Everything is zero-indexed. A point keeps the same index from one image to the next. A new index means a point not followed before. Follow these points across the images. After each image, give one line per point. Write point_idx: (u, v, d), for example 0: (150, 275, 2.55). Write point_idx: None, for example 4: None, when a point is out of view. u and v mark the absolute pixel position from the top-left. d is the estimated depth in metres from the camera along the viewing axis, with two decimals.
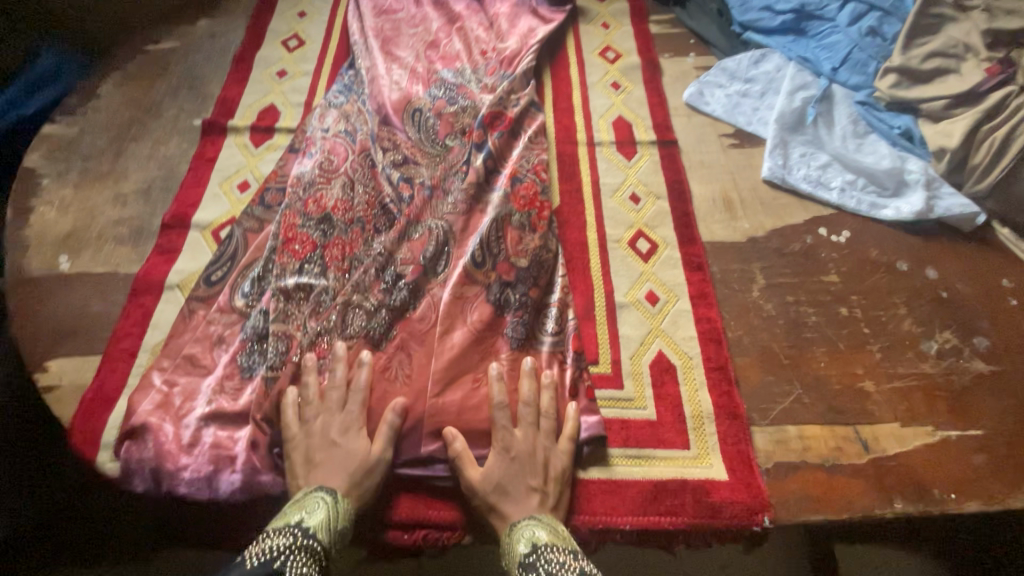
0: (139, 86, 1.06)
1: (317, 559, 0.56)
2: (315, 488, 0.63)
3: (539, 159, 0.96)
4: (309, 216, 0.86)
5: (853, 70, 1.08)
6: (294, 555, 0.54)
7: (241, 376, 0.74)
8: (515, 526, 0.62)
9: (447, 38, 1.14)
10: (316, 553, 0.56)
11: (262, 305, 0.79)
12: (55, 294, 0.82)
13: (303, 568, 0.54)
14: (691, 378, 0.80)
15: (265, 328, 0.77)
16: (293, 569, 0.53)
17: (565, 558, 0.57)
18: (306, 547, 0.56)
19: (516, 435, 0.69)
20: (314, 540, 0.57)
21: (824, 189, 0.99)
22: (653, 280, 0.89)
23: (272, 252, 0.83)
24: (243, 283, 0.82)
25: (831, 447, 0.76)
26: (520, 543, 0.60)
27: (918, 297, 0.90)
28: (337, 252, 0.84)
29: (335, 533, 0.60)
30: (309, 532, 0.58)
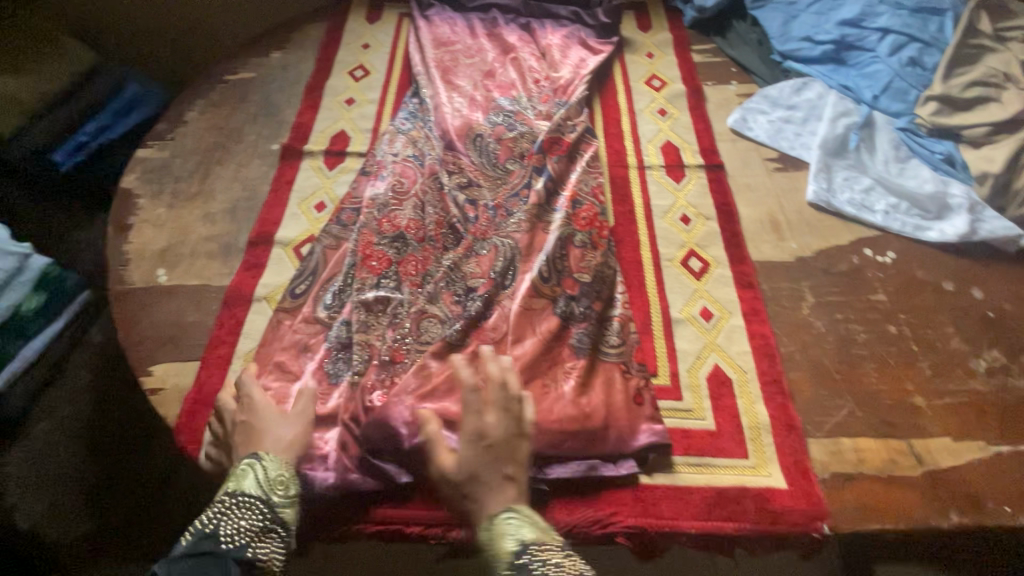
0: (221, 113, 1.15)
1: (252, 508, 0.63)
2: (245, 455, 0.69)
3: (596, 182, 1.02)
4: (385, 235, 0.92)
5: (893, 98, 1.12)
6: (224, 518, 0.61)
7: (330, 383, 0.81)
8: (497, 524, 0.62)
9: (502, 68, 1.22)
10: (248, 504, 0.63)
11: (343, 316, 0.85)
12: (155, 304, 0.89)
13: (238, 522, 0.61)
14: (747, 391, 0.84)
15: (348, 338, 0.83)
16: (225, 528, 0.60)
17: (550, 556, 0.59)
18: (235, 506, 0.62)
19: (488, 421, 0.68)
20: (244, 496, 0.63)
21: (868, 212, 1.03)
22: (706, 296, 0.93)
23: (353, 267, 0.89)
24: (327, 297, 0.88)
25: (885, 459, 0.79)
26: (506, 540, 0.61)
27: (965, 316, 0.93)
28: (411, 268, 0.90)
29: (273, 483, 0.66)
30: (237, 494, 0.64)
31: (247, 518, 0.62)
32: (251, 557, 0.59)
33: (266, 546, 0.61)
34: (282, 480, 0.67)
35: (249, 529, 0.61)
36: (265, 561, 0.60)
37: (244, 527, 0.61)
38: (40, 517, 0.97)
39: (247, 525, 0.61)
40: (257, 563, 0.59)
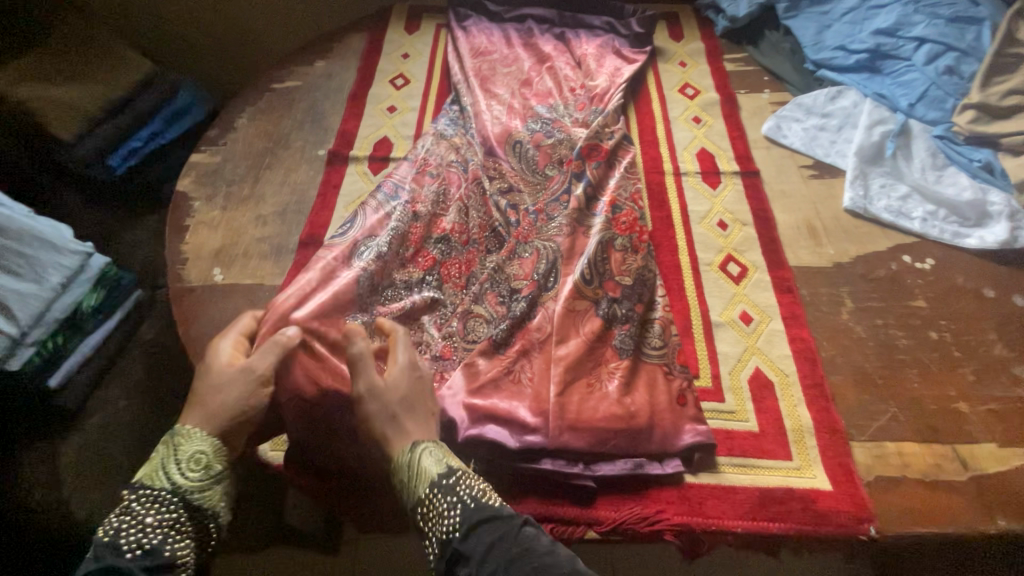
0: (270, 120, 1.20)
1: (161, 500, 0.60)
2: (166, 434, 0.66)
3: (635, 188, 1.04)
4: (433, 236, 0.95)
5: (929, 106, 1.13)
6: (133, 514, 0.59)
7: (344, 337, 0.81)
8: (415, 454, 0.64)
9: (539, 77, 1.25)
10: (156, 497, 0.60)
11: (369, 270, 0.87)
12: (211, 303, 0.93)
13: (146, 519, 0.59)
14: (789, 394, 0.85)
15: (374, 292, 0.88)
16: (132, 527, 0.58)
17: (470, 483, 0.63)
18: (145, 500, 0.60)
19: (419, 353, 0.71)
20: (152, 487, 0.61)
21: (905, 219, 1.04)
22: (746, 301, 0.95)
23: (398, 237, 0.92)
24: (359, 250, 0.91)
25: (930, 464, 0.79)
26: (426, 467, 0.63)
27: (1007, 322, 0.93)
28: (454, 270, 0.93)
29: (187, 464, 0.62)
30: (146, 485, 0.61)
31: (155, 512, 0.59)
32: (164, 552, 0.58)
33: (182, 535, 0.60)
34: (202, 459, 0.63)
35: (158, 524, 0.59)
36: (180, 554, 0.58)
37: (154, 523, 0.59)
38: (96, 508, 1.02)
39: (157, 520, 0.59)
40: (170, 556, 0.58)
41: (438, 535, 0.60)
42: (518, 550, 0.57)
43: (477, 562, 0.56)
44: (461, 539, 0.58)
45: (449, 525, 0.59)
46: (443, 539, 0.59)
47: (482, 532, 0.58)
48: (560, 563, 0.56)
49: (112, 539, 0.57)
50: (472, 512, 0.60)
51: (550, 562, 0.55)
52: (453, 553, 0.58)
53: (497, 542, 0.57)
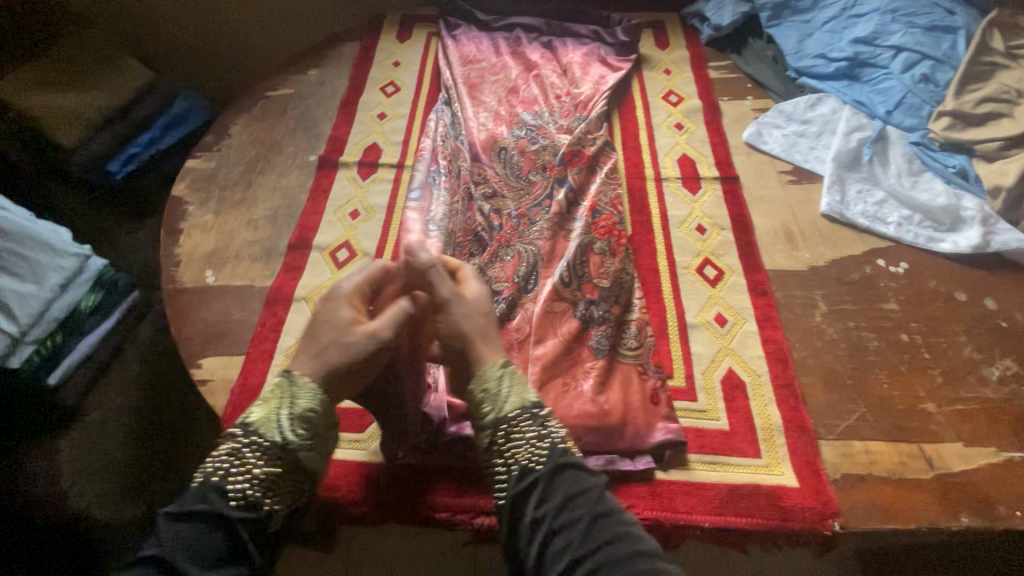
0: (263, 127, 1.23)
1: (265, 452, 0.60)
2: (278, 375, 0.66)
3: (615, 194, 1.07)
4: (448, 238, 0.98)
5: (906, 113, 1.16)
6: (239, 460, 0.60)
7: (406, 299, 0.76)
8: (510, 375, 0.66)
9: (525, 84, 1.28)
10: (263, 449, 0.60)
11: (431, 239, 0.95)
12: (203, 303, 0.96)
13: (252, 468, 0.59)
14: (760, 394, 0.87)
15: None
16: (237, 472, 0.59)
17: (559, 426, 0.64)
18: (251, 448, 0.60)
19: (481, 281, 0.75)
20: (264, 436, 0.61)
21: (880, 223, 1.06)
22: (721, 303, 0.97)
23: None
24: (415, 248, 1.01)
25: (896, 462, 0.81)
26: (516, 390, 0.66)
27: (977, 325, 0.95)
28: None
29: (298, 420, 0.62)
30: (255, 431, 0.61)
31: (263, 463, 0.60)
32: (263, 507, 0.59)
33: (279, 492, 0.60)
34: (310, 418, 0.62)
35: (261, 476, 0.59)
36: (275, 511, 0.60)
37: (256, 474, 0.59)
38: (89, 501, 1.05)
39: (261, 473, 0.59)
40: (266, 513, 0.59)
41: (517, 459, 0.61)
42: (601, 509, 0.57)
43: (557, 500, 0.57)
44: (546, 471, 0.59)
45: (534, 455, 0.61)
46: (524, 466, 0.60)
47: (567, 475, 0.59)
48: (640, 539, 0.56)
49: (220, 483, 0.58)
50: (561, 453, 0.61)
51: (631, 531, 0.56)
52: (531, 481, 0.59)
53: (580, 491, 0.58)
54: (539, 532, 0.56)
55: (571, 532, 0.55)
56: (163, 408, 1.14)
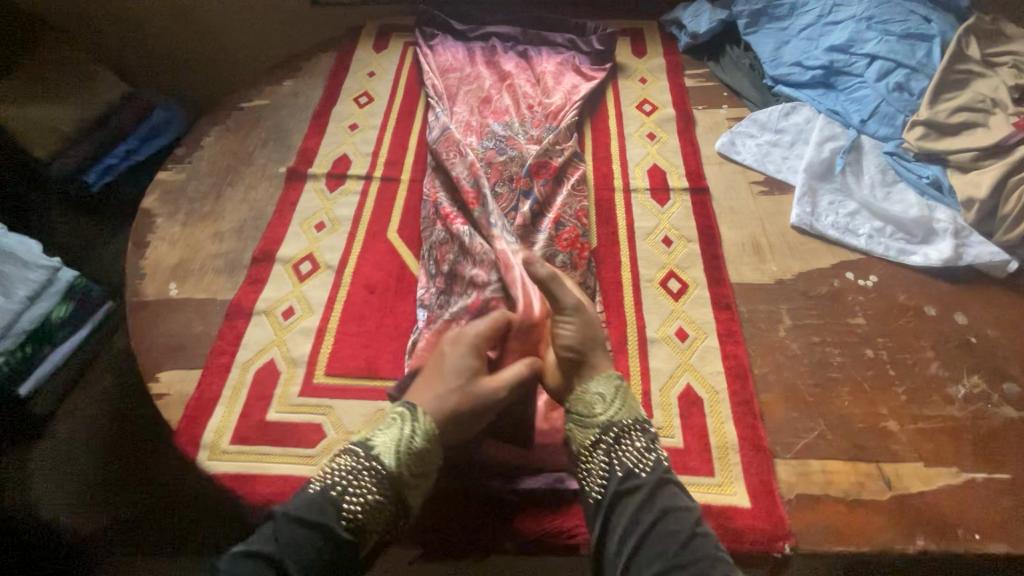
0: (236, 138, 1.24)
1: (378, 477, 0.67)
2: (401, 402, 0.74)
3: (580, 205, 1.06)
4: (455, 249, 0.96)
5: (881, 123, 1.14)
6: (356, 477, 0.67)
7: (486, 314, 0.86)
8: (620, 390, 0.76)
9: (498, 94, 1.28)
10: (377, 473, 0.67)
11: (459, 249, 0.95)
12: (164, 315, 0.96)
13: (363, 488, 0.67)
14: (717, 411, 0.86)
15: (449, 295, 0.93)
16: (352, 489, 0.67)
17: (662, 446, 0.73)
18: (367, 470, 0.68)
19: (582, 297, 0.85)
20: (380, 462, 0.68)
21: (851, 235, 1.05)
22: (683, 317, 0.96)
23: (437, 238, 0.99)
24: (452, 242, 0.96)
25: (853, 482, 0.79)
26: (626, 405, 0.75)
27: (945, 341, 0.93)
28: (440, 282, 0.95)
29: (409, 456, 0.69)
30: (373, 455, 0.69)
31: (374, 487, 0.67)
32: (369, 527, 0.66)
33: (380, 515, 0.67)
34: (422, 453, 0.70)
35: (369, 497, 0.66)
36: (375, 532, 0.66)
37: (366, 495, 0.66)
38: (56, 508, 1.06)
39: (370, 494, 0.66)
40: (367, 532, 0.66)
41: (622, 463, 0.70)
42: (697, 527, 0.65)
43: (654, 508, 0.66)
44: (649, 480, 0.68)
45: (640, 463, 0.70)
46: (629, 469, 0.70)
47: (667, 489, 0.68)
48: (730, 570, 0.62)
49: (337, 495, 0.66)
50: (663, 469, 0.70)
51: (719, 552, 0.64)
52: (634, 484, 0.68)
53: (677, 506, 0.67)
54: (637, 527, 0.65)
55: (665, 535, 0.64)
56: (136, 415, 1.16)
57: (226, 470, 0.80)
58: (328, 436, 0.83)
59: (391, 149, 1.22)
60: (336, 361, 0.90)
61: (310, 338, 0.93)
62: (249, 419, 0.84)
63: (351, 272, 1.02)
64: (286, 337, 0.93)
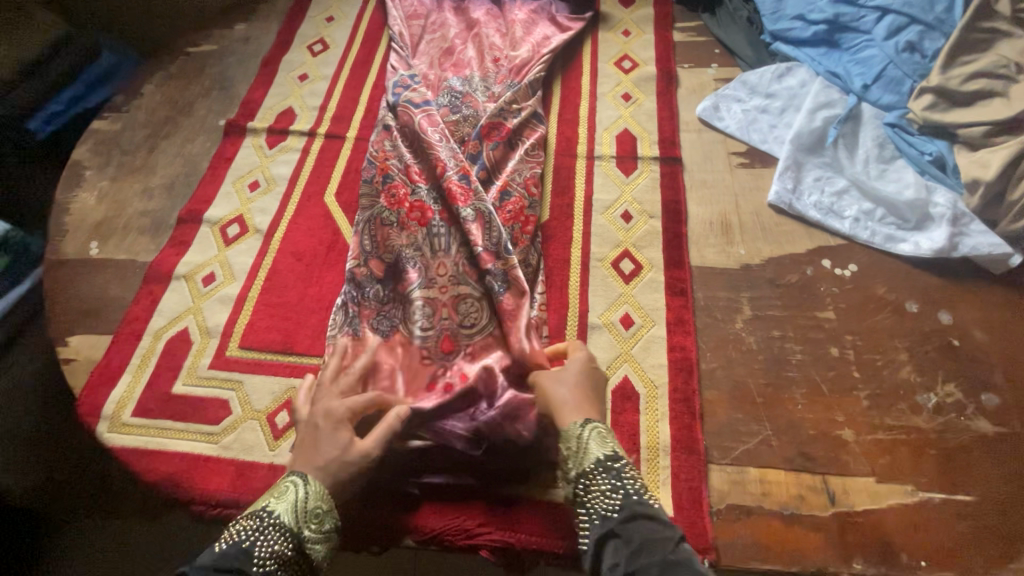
0: (177, 86, 1.15)
1: (285, 536, 0.58)
2: (288, 473, 0.64)
3: (532, 173, 0.96)
4: (405, 234, 0.85)
5: (885, 89, 1.00)
6: (262, 536, 0.57)
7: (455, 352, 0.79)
8: (588, 424, 0.64)
9: (463, 45, 1.13)
10: (284, 531, 0.58)
11: (410, 234, 0.85)
12: (80, 276, 0.90)
13: (273, 546, 0.57)
14: (653, 408, 0.79)
15: (390, 294, 0.84)
16: (260, 548, 0.56)
17: (637, 477, 0.61)
18: (272, 527, 0.58)
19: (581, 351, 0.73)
20: (280, 516, 0.59)
21: (834, 218, 0.93)
22: (631, 302, 0.87)
23: (378, 213, 0.87)
24: (403, 240, 0.85)
25: (793, 495, 0.72)
26: (600, 442, 0.63)
27: (924, 342, 0.83)
28: (378, 267, 0.84)
29: (310, 512, 0.61)
30: (274, 512, 0.59)
31: (280, 542, 0.58)
32: None
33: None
34: (320, 511, 0.61)
35: (278, 555, 0.57)
36: None
37: (274, 552, 0.57)
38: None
39: (276, 551, 0.57)
40: None
41: (596, 509, 0.59)
42: (674, 557, 0.52)
43: (632, 546, 0.54)
44: (620, 519, 0.56)
45: (609, 504, 0.58)
46: (602, 514, 0.58)
47: (642, 522, 0.56)
48: None
49: (240, 551, 0.56)
50: (635, 503, 0.58)
51: None
52: (607, 533, 0.56)
53: (652, 542, 0.54)
54: None
55: None
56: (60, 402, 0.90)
57: (124, 443, 0.77)
58: (233, 414, 0.79)
59: (340, 103, 1.12)
60: (252, 333, 0.85)
61: (228, 307, 0.88)
62: (154, 391, 0.81)
63: (281, 237, 0.95)
64: (204, 305, 0.88)
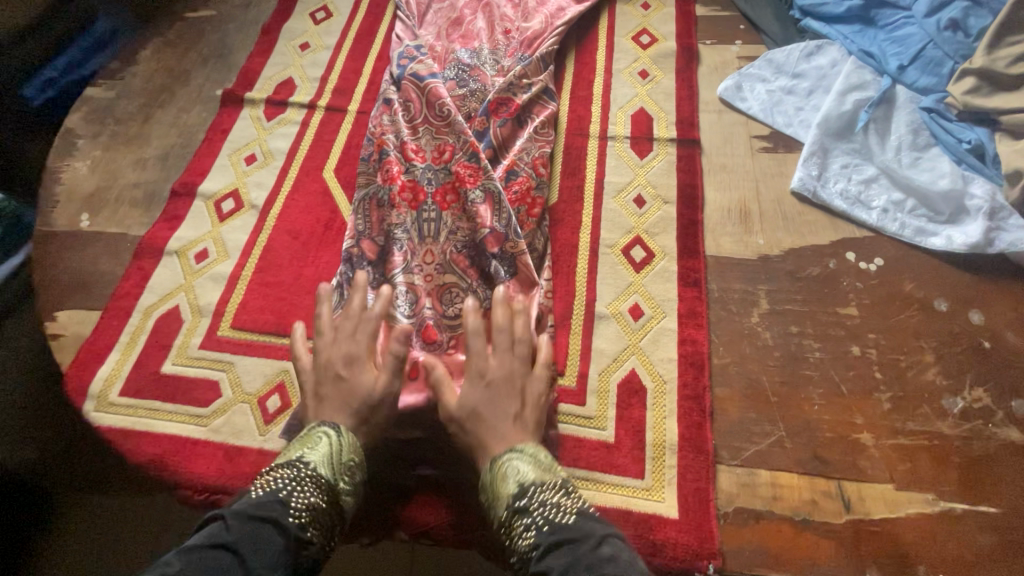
0: (174, 53, 1.10)
1: (322, 488, 0.59)
2: (315, 423, 0.65)
3: (540, 152, 0.90)
4: (400, 215, 0.80)
5: (923, 70, 0.93)
6: (299, 486, 0.58)
7: (438, 340, 0.74)
8: (501, 459, 0.61)
9: (472, 15, 1.06)
10: (321, 483, 0.59)
11: (405, 215, 0.80)
12: (70, 249, 0.87)
13: (310, 496, 0.58)
14: (660, 405, 0.75)
15: (379, 278, 0.78)
16: (298, 496, 0.57)
17: (553, 498, 0.58)
18: (310, 478, 0.59)
19: (490, 361, 0.67)
20: (315, 467, 0.60)
21: (861, 208, 0.87)
22: (641, 292, 0.83)
23: (374, 192, 0.83)
24: (394, 220, 0.79)
25: (805, 500, 0.68)
26: (505, 479, 0.60)
27: (952, 343, 0.78)
28: (369, 247, 0.79)
29: (343, 465, 0.62)
30: (309, 464, 0.60)
31: (316, 493, 0.58)
32: (312, 538, 0.55)
33: (321, 527, 0.57)
34: (351, 465, 0.63)
35: (315, 504, 0.58)
36: (318, 547, 0.56)
37: (311, 500, 0.58)
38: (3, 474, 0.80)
39: (313, 499, 0.58)
40: (312, 542, 0.55)
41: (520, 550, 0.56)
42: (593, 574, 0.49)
43: None
44: (539, 555, 0.53)
45: (527, 542, 0.55)
46: (524, 554, 0.55)
47: (561, 550, 0.52)
48: None
49: (278, 498, 0.56)
50: (547, 534, 0.54)
51: None
52: (529, 574, 0.53)
53: (573, 565, 0.50)
54: None
55: None
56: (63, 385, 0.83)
57: (111, 422, 0.74)
58: (223, 396, 0.76)
59: (342, 75, 1.07)
60: (244, 314, 0.82)
61: (220, 285, 0.85)
62: (142, 370, 0.78)
63: (276, 214, 0.91)
64: (196, 283, 0.85)
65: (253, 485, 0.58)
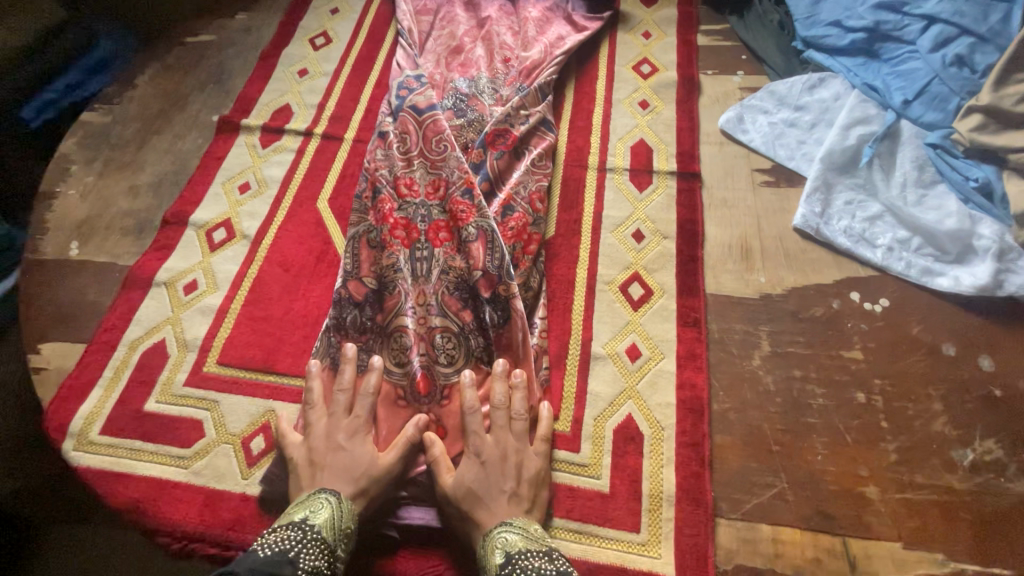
0: (172, 78, 1.09)
1: (326, 553, 0.58)
2: (317, 490, 0.64)
3: (538, 186, 0.89)
4: (391, 254, 0.78)
5: (928, 105, 0.91)
6: (305, 548, 0.57)
7: (430, 386, 0.72)
8: (492, 533, 0.62)
9: (471, 44, 1.05)
10: (326, 548, 0.58)
11: (398, 255, 0.78)
12: (56, 277, 0.85)
13: (315, 560, 0.57)
14: (657, 452, 0.72)
15: (371, 320, 0.76)
16: (304, 560, 0.56)
17: (535, 563, 0.58)
18: (315, 541, 0.58)
19: (487, 440, 0.68)
20: (321, 531, 0.59)
21: (865, 246, 0.85)
22: (639, 331, 0.81)
23: (365, 230, 0.81)
24: (386, 259, 0.77)
25: (808, 558, 0.65)
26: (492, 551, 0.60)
27: (962, 392, 0.75)
28: (358, 287, 0.78)
29: (342, 531, 0.61)
30: (315, 527, 0.59)
31: (321, 557, 0.57)
32: None
33: None
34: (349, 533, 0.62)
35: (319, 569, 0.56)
36: None
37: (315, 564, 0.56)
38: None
39: (317, 564, 0.57)
40: None
41: None
42: None
43: None
44: None
45: None
46: None
47: None
48: None
49: (285, 557, 0.55)
50: None
51: None
52: None
53: None
54: None
55: None
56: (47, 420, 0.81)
57: (90, 463, 0.72)
58: (207, 437, 0.74)
59: (340, 102, 1.06)
60: (231, 349, 0.80)
61: (208, 319, 0.83)
62: (125, 408, 0.76)
63: (268, 245, 0.89)
64: (183, 316, 0.83)
65: (257, 543, 0.56)
